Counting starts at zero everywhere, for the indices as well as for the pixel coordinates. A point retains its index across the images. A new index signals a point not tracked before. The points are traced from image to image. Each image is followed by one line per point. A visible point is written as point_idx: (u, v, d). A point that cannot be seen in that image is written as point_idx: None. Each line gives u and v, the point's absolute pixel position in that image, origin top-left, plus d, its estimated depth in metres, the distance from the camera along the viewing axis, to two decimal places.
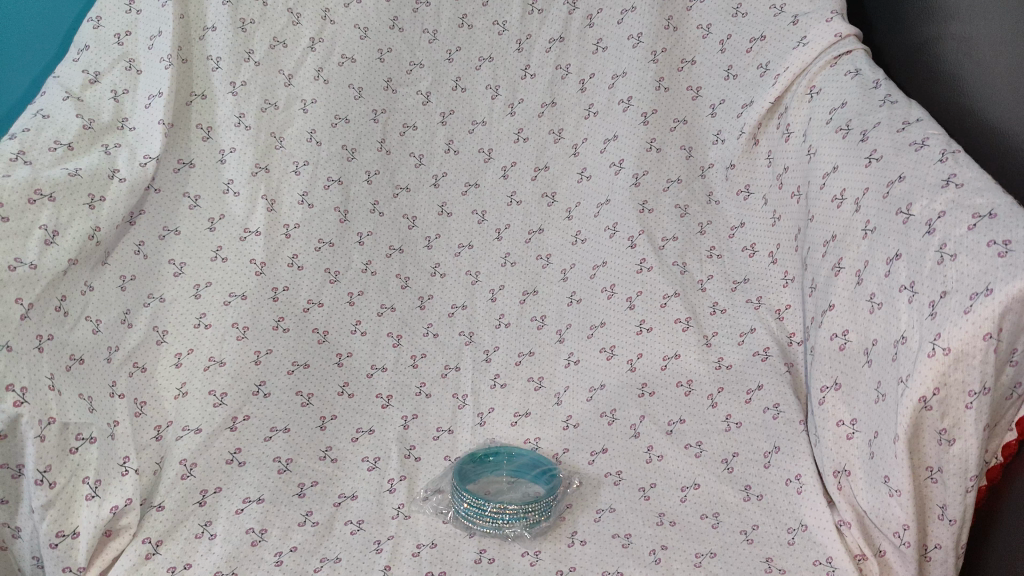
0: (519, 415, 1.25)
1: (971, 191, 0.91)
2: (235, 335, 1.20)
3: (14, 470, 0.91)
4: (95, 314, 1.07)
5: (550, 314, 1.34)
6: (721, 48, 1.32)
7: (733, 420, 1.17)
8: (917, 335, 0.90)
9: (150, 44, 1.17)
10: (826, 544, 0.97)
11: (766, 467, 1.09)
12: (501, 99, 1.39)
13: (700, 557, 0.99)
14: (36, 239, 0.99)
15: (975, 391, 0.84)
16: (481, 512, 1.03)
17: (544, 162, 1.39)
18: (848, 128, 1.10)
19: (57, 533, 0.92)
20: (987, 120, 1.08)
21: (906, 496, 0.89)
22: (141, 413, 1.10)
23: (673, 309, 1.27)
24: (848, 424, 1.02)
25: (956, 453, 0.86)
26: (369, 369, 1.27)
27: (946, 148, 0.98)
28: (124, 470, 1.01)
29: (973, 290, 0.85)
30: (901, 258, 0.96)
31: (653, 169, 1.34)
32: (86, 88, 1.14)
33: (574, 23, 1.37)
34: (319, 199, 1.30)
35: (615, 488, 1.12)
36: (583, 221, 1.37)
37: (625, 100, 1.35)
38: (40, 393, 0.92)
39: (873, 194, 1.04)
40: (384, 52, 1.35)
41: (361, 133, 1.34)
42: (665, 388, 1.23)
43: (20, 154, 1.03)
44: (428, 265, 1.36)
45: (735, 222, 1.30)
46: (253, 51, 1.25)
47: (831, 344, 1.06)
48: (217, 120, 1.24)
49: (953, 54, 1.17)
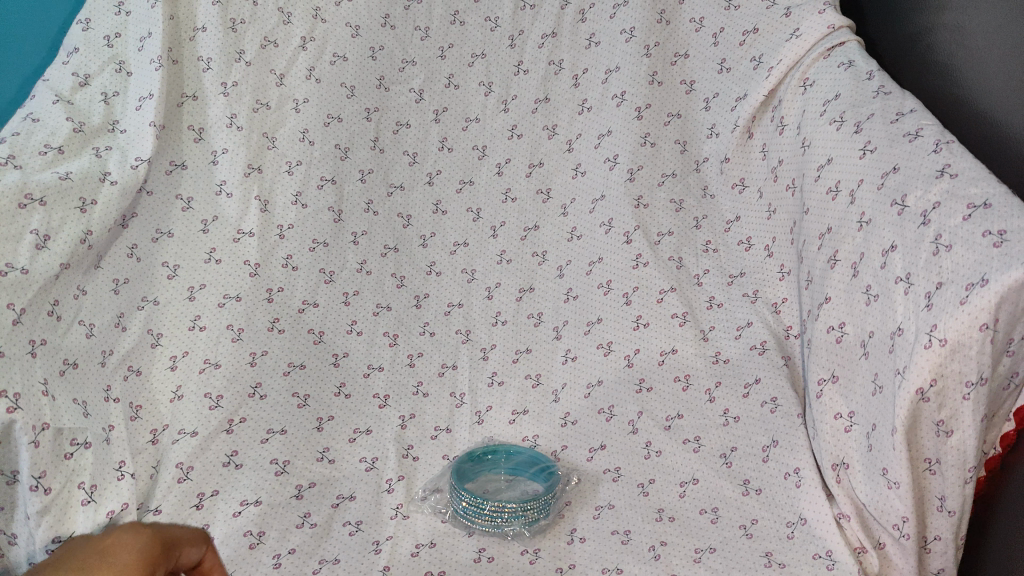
0: (517, 412, 1.25)
1: (966, 181, 0.91)
2: (230, 337, 1.19)
3: (9, 477, 0.91)
4: (88, 318, 1.07)
5: (546, 310, 1.34)
6: (714, 42, 1.31)
7: (731, 414, 1.16)
8: (913, 326, 0.89)
9: (140, 46, 1.16)
10: (826, 538, 0.97)
11: (766, 461, 1.09)
12: (494, 96, 1.39)
13: (699, 552, 0.99)
14: (27, 242, 0.98)
15: (973, 381, 0.84)
16: (480, 511, 1.03)
17: (539, 158, 1.38)
18: (842, 120, 1.09)
19: (54, 539, 0.93)
20: (983, 107, 1.07)
21: (905, 488, 0.89)
22: (137, 417, 1.10)
23: (670, 303, 1.27)
24: (846, 416, 1.01)
25: (955, 445, 0.86)
26: (366, 369, 1.26)
27: (941, 139, 0.97)
28: (120, 474, 1.01)
29: (969, 280, 0.84)
30: (896, 250, 0.96)
31: (647, 164, 1.33)
32: (77, 90, 1.13)
33: (566, 18, 1.36)
34: (314, 198, 1.29)
35: (614, 485, 1.11)
36: (579, 216, 1.36)
37: (618, 94, 1.34)
38: (34, 397, 0.92)
39: (868, 185, 1.03)
40: (377, 51, 1.35)
41: (355, 131, 1.33)
42: (663, 382, 1.23)
43: (10, 158, 1.02)
44: (423, 263, 1.35)
45: (730, 216, 1.30)
46: (244, 51, 1.25)
47: (828, 337, 1.05)
48: (209, 121, 1.23)
49: (946, 44, 1.16)
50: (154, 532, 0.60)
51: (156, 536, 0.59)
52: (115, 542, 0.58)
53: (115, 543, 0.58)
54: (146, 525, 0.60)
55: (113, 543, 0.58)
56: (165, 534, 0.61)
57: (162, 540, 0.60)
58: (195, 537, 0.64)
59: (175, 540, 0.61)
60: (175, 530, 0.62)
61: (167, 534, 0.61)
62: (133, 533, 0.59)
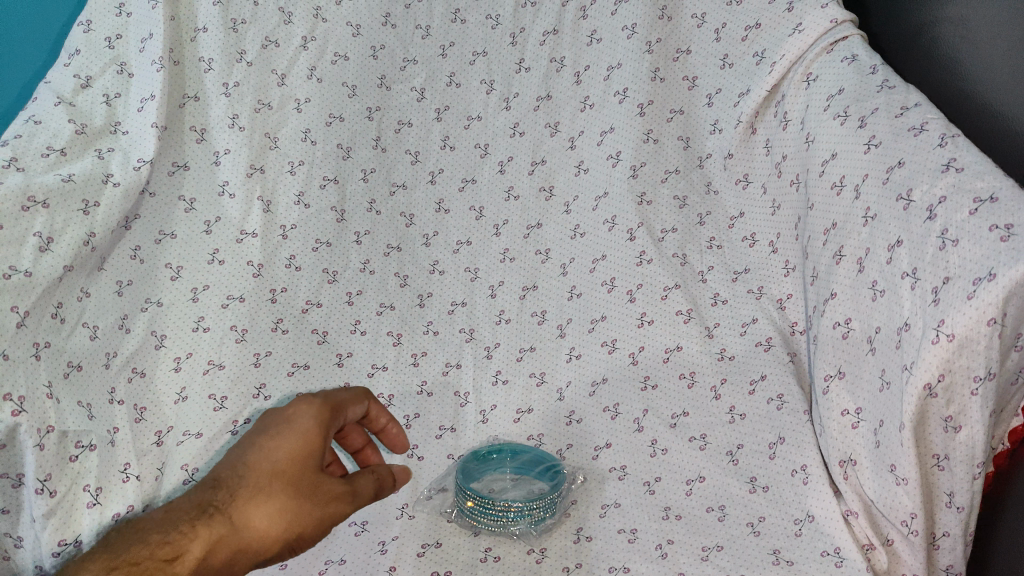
0: (521, 411, 1.24)
1: (973, 175, 0.90)
2: (234, 338, 1.19)
3: (14, 480, 0.91)
4: (92, 320, 1.07)
5: (550, 308, 1.33)
6: (717, 37, 1.30)
7: (737, 412, 1.16)
8: (920, 321, 0.89)
9: (141, 47, 1.16)
10: (834, 535, 0.97)
11: (772, 458, 1.08)
12: (496, 94, 1.38)
13: (706, 550, 0.99)
14: (30, 246, 0.98)
15: (981, 376, 0.83)
16: (487, 510, 1.03)
17: (541, 156, 1.38)
18: (846, 115, 1.09)
19: (60, 541, 0.92)
20: (988, 101, 1.07)
21: (913, 484, 0.88)
22: (141, 419, 1.09)
23: (674, 301, 1.27)
24: (853, 413, 1.01)
25: (963, 441, 0.86)
26: (370, 369, 1.26)
27: (946, 132, 0.96)
28: (125, 476, 1.02)
29: (976, 275, 0.84)
30: (903, 244, 0.95)
31: (650, 161, 1.33)
32: (78, 92, 1.12)
33: (567, 14, 1.35)
34: (316, 198, 1.29)
35: (620, 483, 1.11)
36: (582, 214, 1.36)
37: (620, 91, 1.33)
38: (38, 401, 0.92)
39: (873, 180, 1.03)
40: (378, 50, 1.35)
41: (357, 131, 1.33)
42: (668, 380, 1.23)
43: (13, 160, 1.01)
44: (426, 263, 1.35)
45: (734, 212, 1.29)
46: (245, 52, 1.25)
47: (834, 333, 1.05)
48: (210, 121, 1.23)
49: (950, 37, 1.15)
50: (321, 403, 0.81)
51: (324, 405, 0.81)
52: (296, 410, 0.80)
53: (298, 410, 0.80)
54: (318, 397, 0.82)
55: (294, 413, 0.80)
56: (335, 399, 0.84)
57: (328, 405, 0.82)
58: (357, 397, 0.87)
59: (342, 404, 0.84)
60: (339, 395, 0.84)
61: (334, 399, 0.83)
62: (308, 405, 0.80)
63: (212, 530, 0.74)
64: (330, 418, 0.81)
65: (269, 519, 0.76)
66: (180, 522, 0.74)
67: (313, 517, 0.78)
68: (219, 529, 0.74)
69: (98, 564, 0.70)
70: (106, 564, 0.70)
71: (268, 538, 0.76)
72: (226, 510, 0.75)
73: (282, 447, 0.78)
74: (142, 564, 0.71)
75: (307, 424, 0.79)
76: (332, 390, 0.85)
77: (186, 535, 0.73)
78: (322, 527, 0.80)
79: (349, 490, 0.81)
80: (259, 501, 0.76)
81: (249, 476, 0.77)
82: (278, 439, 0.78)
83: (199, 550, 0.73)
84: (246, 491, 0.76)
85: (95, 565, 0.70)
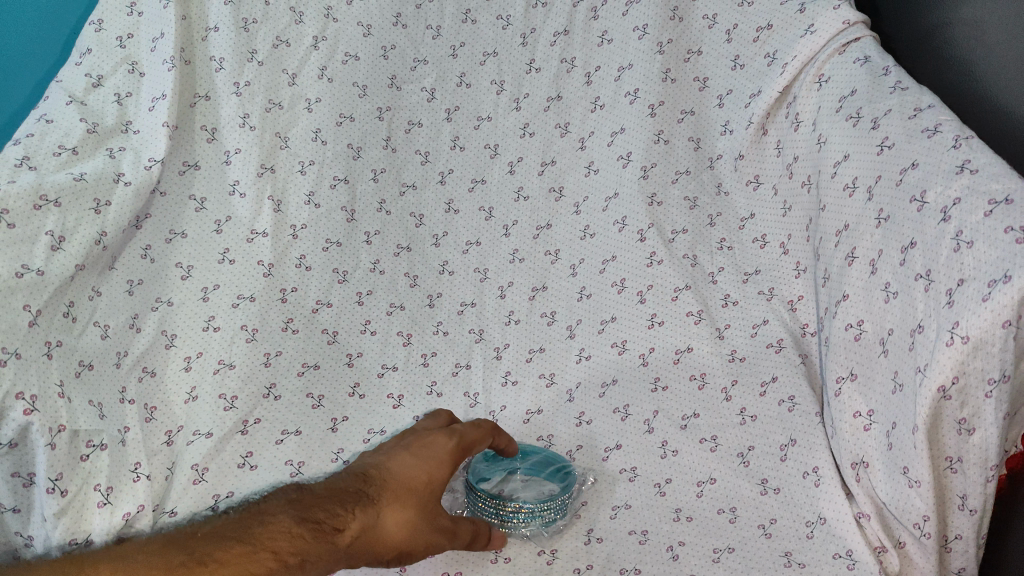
0: (531, 412, 1.23)
1: (987, 176, 0.89)
2: (245, 337, 1.19)
3: (25, 479, 0.94)
4: (103, 319, 1.09)
5: (560, 309, 1.32)
6: (728, 38, 1.29)
7: (748, 414, 1.15)
8: (934, 324, 0.89)
9: (153, 46, 1.16)
10: (846, 537, 0.98)
11: (784, 461, 1.08)
12: (506, 94, 1.38)
13: (718, 552, 1.02)
14: (43, 244, 1.00)
15: (996, 378, 0.83)
16: (496, 513, 1.03)
17: (551, 156, 1.38)
18: (858, 116, 1.08)
19: (71, 540, 0.95)
20: (1003, 104, 1.06)
21: (926, 487, 0.88)
22: (152, 418, 1.10)
23: (685, 301, 1.26)
24: (866, 415, 1.00)
25: (977, 443, 0.86)
26: (380, 369, 1.25)
27: (960, 134, 0.95)
28: (136, 476, 1.02)
29: (992, 277, 0.83)
30: (916, 246, 0.95)
31: (661, 161, 1.32)
32: (89, 92, 1.13)
33: (578, 15, 1.35)
34: (326, 198, 1.29)
35: (631, 484, 1.12)
36: (592, 215, 1.35)
37: (631, 92, 1.32)
38: (50, 400, 0.95)
39: (885, 181, 1.03)
40: (388, 50, 1.35)
41: (367, 131, 1.33)
42: (679, 381, 1.21)
43: (25, 159, 1.03)
44: (436, 262, 1.35)
45: (745, 214, 1.29)
46: (256, 51, 1.25)
47: (846, 335, 1.05)
48: (221, 121, 1.24)
49: (964, 39, 1.15)
50: (457, 439, 0.93)
51: (458, 442, 0.93)
52: (434, 439, 0.92)
53: (436, 440, 0.92)
54: (455, 433, 0.93)
55: (433, 441, 0.92)
56: (468, 436, 0.95)
57: (460, 446, 0.93)
58: (484, 439, 0.97)
59: (470, 444, 0.95)
60: (472, 434, 0.95)
61: (467, 439, 0.94)
62: (445, 437, 0.92)
63: (365, 517, 0.82)
64: (459, 456, 0.92)
65: (399, 527, 0.84)
66: (345, 502, 0.82)
67: (427, 539, 0.86)
68: (365, 520, 0.82)
69: (291, 514, 0.79)
70: (298, 515, 0.79)
71: (392, 545, 0.84)
72: (375, 504, 0.84)
73: (422, 467, 0.88)
74: (321, 524, 0.79)
75: (443, 455, 0.90)
76: (465, 428, 0.96)
77: (348, 514, 0.81)
78: (426, 551, 0.87)
79: (454, 529, 0.90)
80: (395, 508, 0.84)
81: (392, 483, 0.86)
82: (421, 460, 0.89)
83: (353, 530, 0.81)
84: (389, 495, 0.85)
85: (288, 515, 0.78)
